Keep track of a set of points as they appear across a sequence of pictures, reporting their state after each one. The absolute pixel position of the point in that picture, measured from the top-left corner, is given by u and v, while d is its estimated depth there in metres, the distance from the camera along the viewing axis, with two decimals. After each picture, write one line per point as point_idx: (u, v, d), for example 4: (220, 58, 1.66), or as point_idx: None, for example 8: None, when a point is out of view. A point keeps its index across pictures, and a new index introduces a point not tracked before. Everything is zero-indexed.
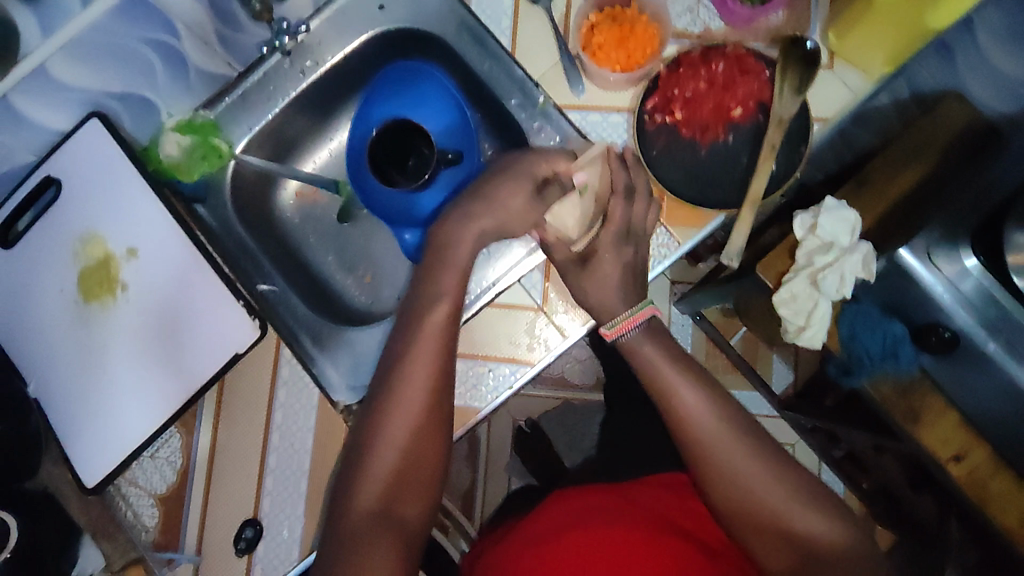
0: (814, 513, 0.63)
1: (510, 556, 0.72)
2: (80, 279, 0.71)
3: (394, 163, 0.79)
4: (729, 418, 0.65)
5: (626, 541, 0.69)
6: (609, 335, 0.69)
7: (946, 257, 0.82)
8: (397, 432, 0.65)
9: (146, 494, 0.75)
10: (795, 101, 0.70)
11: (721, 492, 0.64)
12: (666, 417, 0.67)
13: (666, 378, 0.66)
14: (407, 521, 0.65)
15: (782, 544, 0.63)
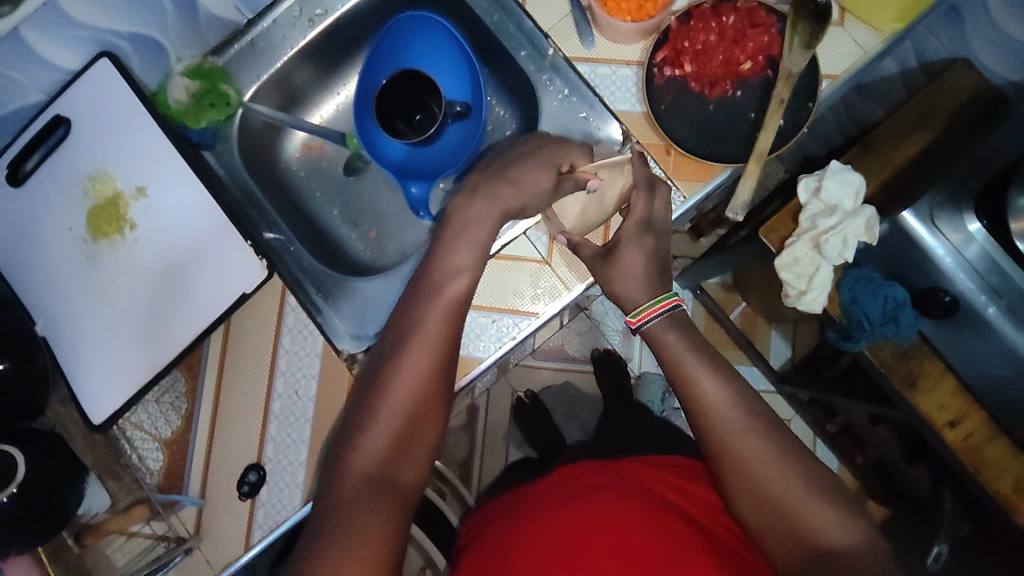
0: (837, 514, 0.57)
1: (503, 536, 0.68)
2: (88, 217, 0.72)
3: (402, 115, 0.80)
4: (749, 404, 0.62)
5: (632, 516, 0.65)
6: (632, 323, 0.66)
7: (950, 223, 0.86)
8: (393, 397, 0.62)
9: (151, 436, 0.76)
10: (805, 56, 0.68)
11: (734, 482, 0.60)
12: (681, 399, 0.64)
13: (682, 356, 0.63)
14: (405, 473, 0.61)
15: (799, 546, 0.57)
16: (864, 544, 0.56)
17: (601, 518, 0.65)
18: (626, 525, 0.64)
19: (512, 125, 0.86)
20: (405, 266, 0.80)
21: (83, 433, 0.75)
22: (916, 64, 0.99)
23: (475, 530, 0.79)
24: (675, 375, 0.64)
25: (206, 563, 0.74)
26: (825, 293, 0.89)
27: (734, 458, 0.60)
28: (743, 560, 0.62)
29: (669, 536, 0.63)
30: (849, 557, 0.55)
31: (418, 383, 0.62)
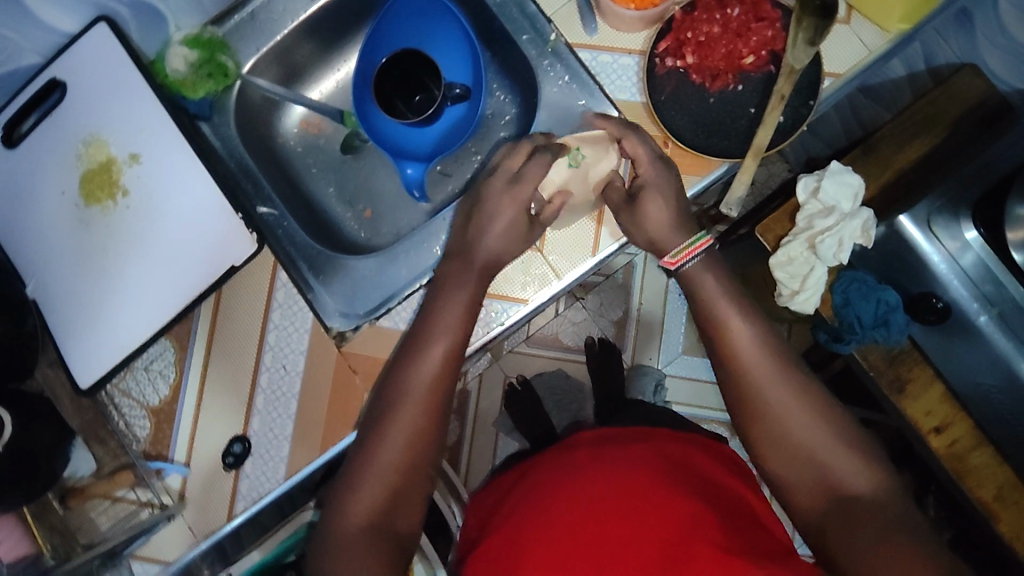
0: (856, 459, 0.61)
1: (528, 492, 0.72)
2: (82, 180, 0.72)
3: (401, 96, 0.81)
4: (780, 356, 0.65)
5: (640, 479, 0.67)
6: (669, 263, 0.70)
7: (947, 230, 0.87)
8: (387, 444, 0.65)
9: (140, 403, 0.77)
10: (808, 53, 0.66)
11: (761, 429, 0.63)
12: (714, 349, 0.67)
13: (717, 308, 0.67)
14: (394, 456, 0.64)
15: (819, 487, 0.61)
16: (881, 485, 0.60)
17: (609, 487, 0.67)
18: (633, 494, 0.66)
19: (511, 110, 0.86)
20: (398, 246, 0.78)
21: (71, 398, 0.76)
22: (925, 68, 0.97)
23: (482, 507, 0.79)
24: (710, 327, 0.68)
25: (188, 529, 0.76)
26: (818, 294, 0.88)
27: (762, 407, 0.63)
28: (747, 526, 0.65)
29: (676, 504, 0.64)
30: (864, 500, 0.59)
31: (447, 343, 0.69)
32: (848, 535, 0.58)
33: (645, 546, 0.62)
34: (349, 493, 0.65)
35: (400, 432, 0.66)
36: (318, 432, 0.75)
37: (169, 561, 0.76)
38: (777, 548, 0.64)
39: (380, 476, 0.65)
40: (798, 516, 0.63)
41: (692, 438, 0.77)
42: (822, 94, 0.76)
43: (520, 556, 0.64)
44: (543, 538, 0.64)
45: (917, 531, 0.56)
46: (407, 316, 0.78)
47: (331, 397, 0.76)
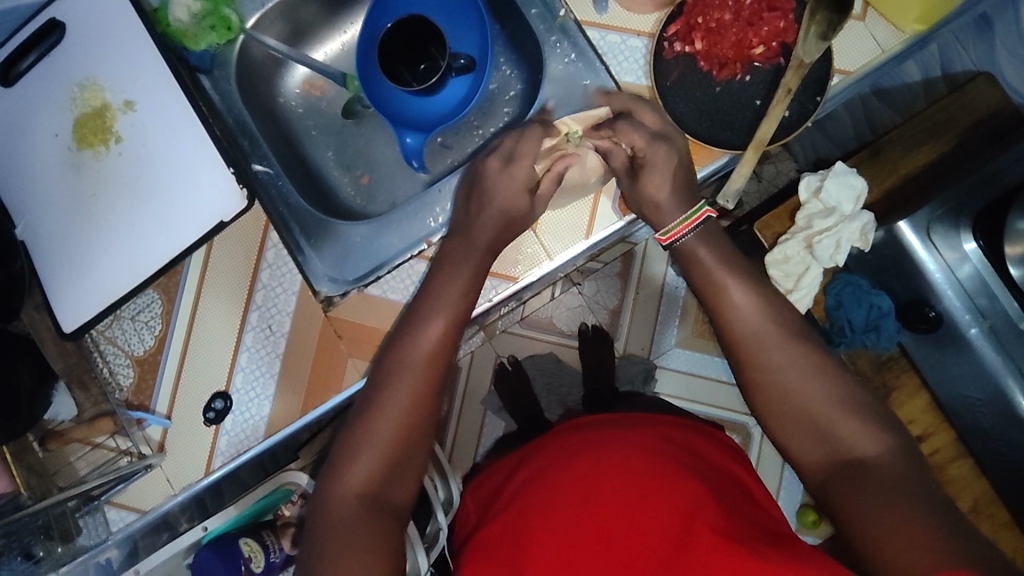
0: (859, 422, 0.60)
1: (533, 471, 0.72)
2: (76, 125, 0.72)
3: (407, 65, 0.80)
4: (782, 321, 0.65)
5: (635, 463, 0.68)
6: (662, 240, 0.71)
7: (945, 239, 0.83)
8: (378, 427, 0.65)
9: (123, 352, 0.77)
10: (819, 47, 0.67)
11: (763, 395, 0.64)
12: (715, 319, 0.68)
13: (719, 280, 0.67)
14: (385, 428, 0.65)
15: (823, 450, 0.61)
16: (888, 447, 0.58)
17: (612, 466, 0.68)
18: (632, 472, 0.67)
19: (517, 86, 0.84)
20: (392, 215, 0.77)
21: (55, 341, 0.74)
22: (940, 74, 0.96)
23: (485, 488, 0.81)
24: (711, 299, 0.68)
25: (166, 480, 0.76)
26: (811, 294, 0.87)
27: (762, 374, 0.64)
28: (747, 511, 0.65)
29: (673, 481, 0.65)
30: (872, 465, 0.57)
31: (433, 313, 0.69)
32: (852, 496, 0.56)
33: (649, 523, 0.63)
34: (346, 466, 0.64)
35: (394, 409, 0.65)
36: (302, 392, 0.76)
37: (146, 510, 0.77)
38: (779, 528, 0.65)
39: (376, 447, 0.64)
40: (805, 480, 0.62)
41: (680, 424, 0.77)
42: (831, 90, 0.74)
43: (522, 540, 0.65)
44: (543, 514, 0.66)
45: (929, 497, 0.54)
46: (396, 286, 0.77)
47: (314, 360, 0.77)
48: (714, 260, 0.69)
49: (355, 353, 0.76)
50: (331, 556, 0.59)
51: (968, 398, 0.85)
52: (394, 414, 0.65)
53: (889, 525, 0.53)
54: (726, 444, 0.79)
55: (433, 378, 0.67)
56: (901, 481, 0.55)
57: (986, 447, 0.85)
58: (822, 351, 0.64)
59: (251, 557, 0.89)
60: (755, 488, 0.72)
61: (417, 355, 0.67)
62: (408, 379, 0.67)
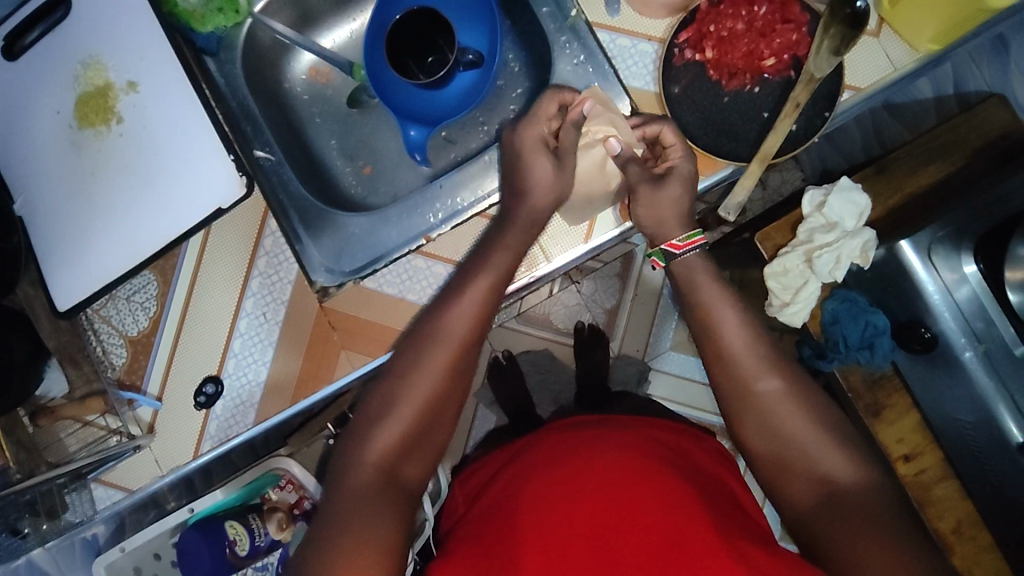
0: (842, 452, 0.60)
1: (524, 469, 0.72)
2: (78, 102, 0.71)
3: (414, 56, 0.79)
4: (766, 344, 0.65)
5: (623, 467, 0.68)
6: (677, 246, 0.68)
7: (946, 260, 0.84)
8: (396, 415, 0.62)
9: (117, 332, 0.77)
10: (830, 63, 0.64)
11: (748, 420, 0.64)
12: (703, 344, 0.67)
13: (721, 293, 0.66)
14: (400, 404, 0.62)
15: (809, 479, 0.61)
16: (866, 478, 0.59)
17: (600, 468, 0.68)
18: (618, 473, 0.67)
19: (524, 83, 0.84)
20: (391, 209, 0.77)
21: (49, 318, 0.74)
22: (953, 92, 0.96)
23: (473, 480, 0.81)
24: (698, 315, 0.67)
25: (155, 461, 0.77)
26: (807, 308, 0.87)
27: (746, 393, 0.63)
28: (732, 515, 0.66)
29: (662, 484, 0.65)
30: (849, 491, 0.59)
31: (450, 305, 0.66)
32: (838, 524, 0.57)
33: (638, 527, 0.63)
34: (362, 443, 0.61)
35: (419, 398, 0.62)
36: (296, 373, 0.77)
37: (133, 489, 0.77)
38: (763, 534, 0.66)
39: (396, 426, 0.61)
40: (784, 505, 0.62)
41: (666, 425, 0.78)
42: (842, 105, 0.74)
43: (512, 535, 0.64)
44: (537, 512, 0.65)
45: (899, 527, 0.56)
46: (391, 279, 0.78)
47: (308, 349, 0.77)
48: (706, 265, 0.68)
49: (348, 346, 0.77)
50: (333, 540, 0.55)
51: (958, 422, 0.85)
52: (407, 402, 0.62)
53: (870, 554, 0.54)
54: (712, 446, 0.80)
55: (451, 371, 0.64)
56: (879, 509, 0.57)
57: (979, 473, 0.84)
58: (804, 380, 0.64)
59: (237, 540, 0.90)
60: (740, 492, 0.73)
61: (439, 338, 0.64)
62: (431, 374, 0.63)
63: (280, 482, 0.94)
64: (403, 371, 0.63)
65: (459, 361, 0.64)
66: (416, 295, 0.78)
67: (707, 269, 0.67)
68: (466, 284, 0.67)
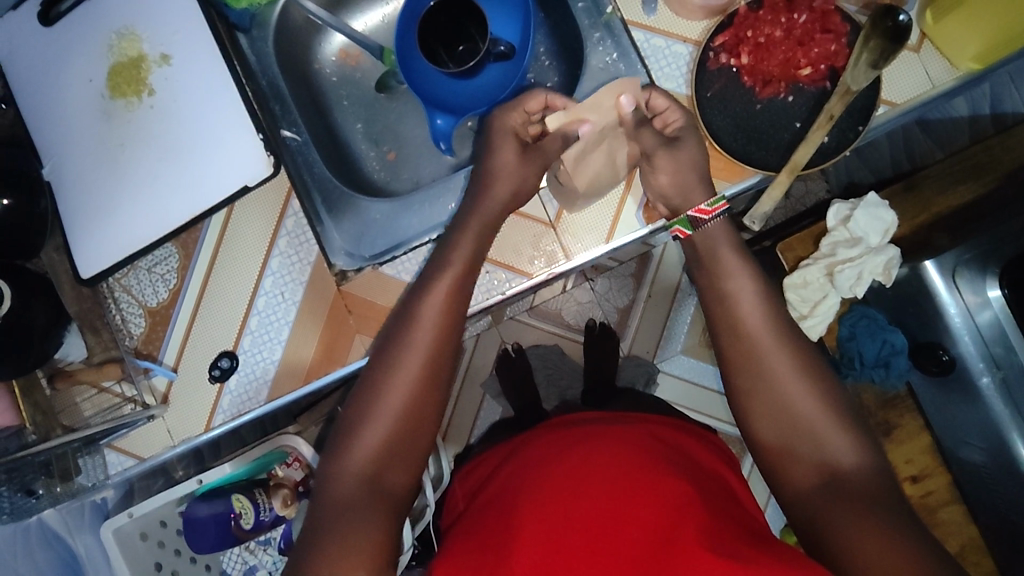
0: (849, 438, 0.61)
1: (531, 459, 0.73)
2: (111, 72, 0.72)
3: (445, 44, 0.79)
4: (784, 331, 0.65)
5: (626, 463, 0.68)
6: (705, 212, 0.69)
7: (969, 284, 0.79)
8: (387, 399, 0.63)
9: (137, 301, 0.78)
10: (869, 75, 0.65)
11: (755, 404, 0.64)
12: (720, 328, 0.67)
13: (730, 291, 0.67)
14: (402, 398, 0.62)
15: (810, 466, 0.61)
16: (869, 467, 0.60)
17: (603, 464, 0.68)
18: (620, 469, 0.67)
19: (553, 78, 0.84)
20: (414, 196, 0.78)
21: (72, 283, 0.76)
22: (989, 111, 0.95)
23: (474, 478, 0.81)
24: (715, 301, 0.68)
25: (167, 431, 0.78)
26: (825, 322, 0.88)
27: (758, 381, 0.64)
28: (736, 515, 0.65)
29: (666, 483, 0.65)
30: (853, 479, 0.59)
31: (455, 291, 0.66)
32: (835, 516, 0.57)
33: (640, 522, 0.62)
34: (363, 437, 0.61)
35: (404, 387, 0.63)
36: (311, 350, 0.77)
37: (144, 457, 0.78)
38: (765, 533, 0.65)
39: (388, 420, 0.62)
40: (784, 492, 0.62)
41: (666, 424, 0.79)
42: (876, 120, 0.72)
43: (513, 524, 0.64)
44: (540, 498, 0.66)
45: (903, 517, 0.56)
46: (410, 267, 0.78)
47: (322, 330, 0.77)
48: (729, 274, 0.67)
49: (363, 329, 0.77)
50: (331, 538, 0.56)
51: (969, 446, 0.83)
52: (405, 395, 0.63)
53: (866, 543, 0.54)
54: (716, 446, 0.81)
55: (433, 357, 0.64)
56: (883, 498, 0.57)
57: (990, 501, 0.83)
58: (819, 367, 0.64)
59: (242, 513, 0.91)
60: (741, 491, 0.72)
61: (423, 325, 0.65)
62: (429, 370, 0.64)
63: (288, 459, 0.96)
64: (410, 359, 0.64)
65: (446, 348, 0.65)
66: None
67: (724, 281, 0.67)
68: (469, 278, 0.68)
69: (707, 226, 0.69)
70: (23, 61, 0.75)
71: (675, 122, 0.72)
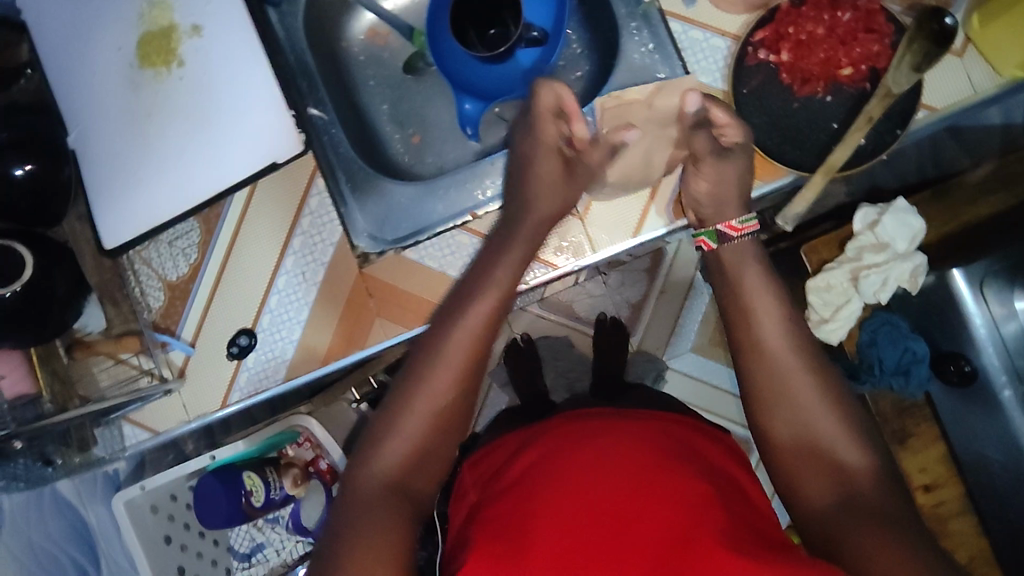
0: (863, 453, 0.62)
1: (542, 451, 0.72)
2: (140, 41, 0.72)
3: (476, 27, 0.78)
4: (804, 347, 0.66)
5: (640, 462, 0.67)
6: (735, 228, 0.72)
7: (997, 295, 0.78)
8: (416, 398, 0.63)
9: (156, 274, 0.77)
10: (910, 78, 0.64)
11: (772, 415, 0.65)
12: (739, 340, 0.69)
13: (753, 309, 0.68)
14: (428, 398, 0.63)
15: (825, 480, 0.61)
16: (883, 485, 0.60)
17: (616, 463, 0.67)
18: (635, 465, 0.66)
19: (584, 67, 0.82)
20: (440, 181, 0.77)
21: (94, 255, 0.75)
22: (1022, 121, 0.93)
23: (481, 469, 0.79)
24: (739, 314, 0.69)
25: (182, 406, 0.78)
26: (846, 327, 0.87)
27: (775, 392, 0.65)
28: (751, 517, 0.65)
29: (682, 484, 0.64)
30: (866, 493, 0.59)
31: (492, 294, 0.67)
32: (850, 530, 0.57)
33: (655, 522, 0.61)
34: (388, 437, 0.62)
35: (432, 391, 0.63)
36: (329, 331, 0.77)
37: (159, 431, 0.78)
38: (780, 537, 0.64)
39: (414, 421, 0.62)
40: (797, 506, 0.63)
41: (677, 420, 0.78)
42: (914, 124, 0.71)
43: (527, 519, 0.64)
44: (553, 494, 0.65)
45: (919, 534, 0.55)
46: (433, 252, 0.77)
47: (342, 311, 0.77)
48: (754, 279, 0.70)
49: (383, 313, 0.77)
50: (352, 539, 0.55)
51: (985, 457, 0.82)
52: (435, 396, 0.63)
53: (880, 560, 0.53)
54: (729, 446, 0.80)
55: (462, 361, 0.64)
56: (896, 514, 0.57)
57: (1004, 514, 0.82)
58: (836, 382, 0.66)
59: (252, 491, 0.91)
60: (755, 493, 0.72)
61: (453, 331, 0.65)
62: (452, 371, 0.64)
63: (299, 439, 0.96)
64: (433, 358, 0.64)
65: (469, 356, 0.65)
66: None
67: (750, 283, 0.70)
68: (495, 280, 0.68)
69: (734, 242, 0.72)
70: (50, 25, 0.74)
71: (734, 137, 0.70)
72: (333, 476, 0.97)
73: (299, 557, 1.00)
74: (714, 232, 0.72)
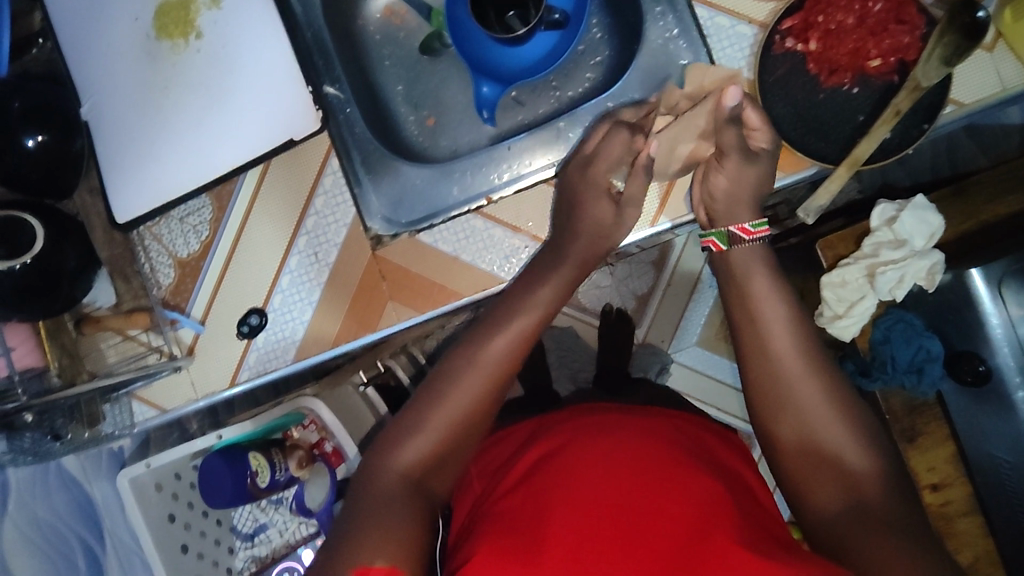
0: (871, 458, 0.61)
1: (548, 443, 0.71)
2: (158, 12, 0.73)
3: (496, 8, 0.76)
4: (813, 351, 0.65)
5: (647, 459, 0.66)
6: (749, 232, 0.70)
7: (1016, 295, 0.78)
8: (449, 400, 0.63)
9: (166, 251, 0.76)
10: (940, 72, 0.62)
11: (780, 420, 0.64)
12: (746, 343, 0.67)
13: (762, 313, 0.66)
14: (458, 396, 0.63)
15: (835, 487, 0.60)
16: (892, 491, 0.59)
17: (623, 459, 0.66)
18: (643, 459, 0.66)
19: (604, 52, 0.81)
20: (456, 164, 0.76)
21: (104, 228, 0.75)
22: None
23: (485, 459, 0.78)
24: (749, 317, 0.67)
25: (190, 383, 0.77)
26: (859, 324, 0.86)
27: (784, 397, 0.64)
28: (758, 516, 0.65)
29: (690, 480, 0.64)
30: (876, 499, 0.59)
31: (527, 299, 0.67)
32: (861, 538, 0.56)
33: (666, 519, 0.61)
34: (410, 434, 0.61)
35: (464, 399, 0.63)
36: (339, 315, 0.76)
37: (165, 409, 0.78)
38: (786, 534, 0.64)
39: (437, 425, 0.62)
40: (808, 513, 0.62)
41: (681, 417, 0.78)
42: (940, 119, 0.70)
43: (533, 513, 0.63)
44: (558, 488, 0.64)
45: (928, 542, 0.55)
46: (448, 236, 0.76)
47: (353, 295, 0.76)
48: (767, 281, 0.70)
49: (396, 297, 0.76)
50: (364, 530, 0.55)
51: (995, 458, 0.82)
52: (462, 396, 0.63)
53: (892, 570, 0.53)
54: (738, 446, 0.79)
55: (499, 376, 0.64)
56: (906, 521, 0.57)
57: (1011, 515, 0.82)
58: (844, 386, 0.65)
59: (258, 471, 0.91)
60: (759, 489, 0.71)
61: (490, 343, 0.65)
62: (479, 372, 0.64)
63: (304, 421, 0.95)
64: (464, 360, 0.64)
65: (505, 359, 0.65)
66: (489, 265, 0.76)
67: (760, 285, 0.68)
68: (534, 283, 0.69)
69: (745, 246, 0.70)
70: None
71: (761, 142, 0.69)
72: (338, 459, 0.95)
73: (301, 538, 1.00)
74: (726, 233, 0.71)
